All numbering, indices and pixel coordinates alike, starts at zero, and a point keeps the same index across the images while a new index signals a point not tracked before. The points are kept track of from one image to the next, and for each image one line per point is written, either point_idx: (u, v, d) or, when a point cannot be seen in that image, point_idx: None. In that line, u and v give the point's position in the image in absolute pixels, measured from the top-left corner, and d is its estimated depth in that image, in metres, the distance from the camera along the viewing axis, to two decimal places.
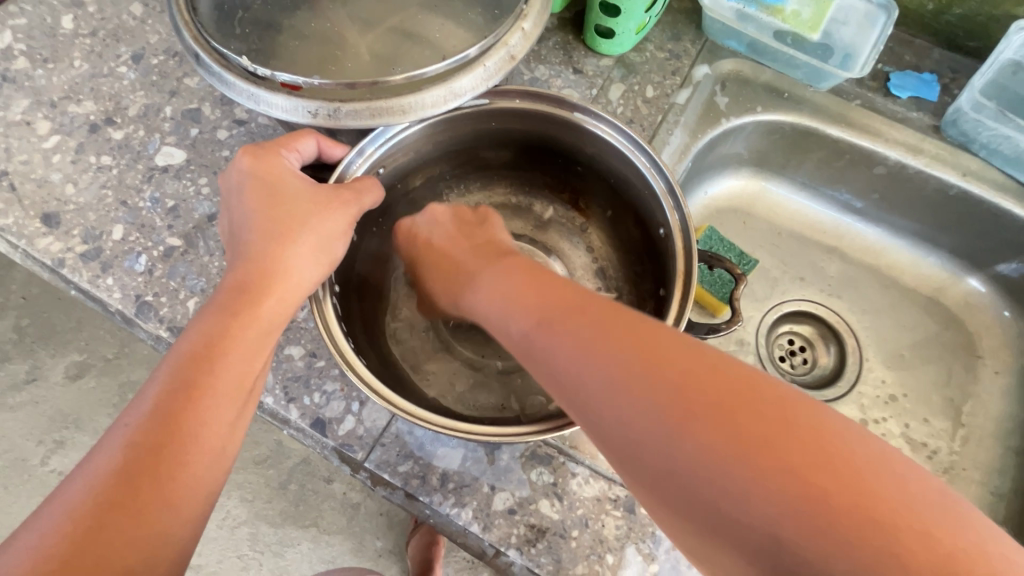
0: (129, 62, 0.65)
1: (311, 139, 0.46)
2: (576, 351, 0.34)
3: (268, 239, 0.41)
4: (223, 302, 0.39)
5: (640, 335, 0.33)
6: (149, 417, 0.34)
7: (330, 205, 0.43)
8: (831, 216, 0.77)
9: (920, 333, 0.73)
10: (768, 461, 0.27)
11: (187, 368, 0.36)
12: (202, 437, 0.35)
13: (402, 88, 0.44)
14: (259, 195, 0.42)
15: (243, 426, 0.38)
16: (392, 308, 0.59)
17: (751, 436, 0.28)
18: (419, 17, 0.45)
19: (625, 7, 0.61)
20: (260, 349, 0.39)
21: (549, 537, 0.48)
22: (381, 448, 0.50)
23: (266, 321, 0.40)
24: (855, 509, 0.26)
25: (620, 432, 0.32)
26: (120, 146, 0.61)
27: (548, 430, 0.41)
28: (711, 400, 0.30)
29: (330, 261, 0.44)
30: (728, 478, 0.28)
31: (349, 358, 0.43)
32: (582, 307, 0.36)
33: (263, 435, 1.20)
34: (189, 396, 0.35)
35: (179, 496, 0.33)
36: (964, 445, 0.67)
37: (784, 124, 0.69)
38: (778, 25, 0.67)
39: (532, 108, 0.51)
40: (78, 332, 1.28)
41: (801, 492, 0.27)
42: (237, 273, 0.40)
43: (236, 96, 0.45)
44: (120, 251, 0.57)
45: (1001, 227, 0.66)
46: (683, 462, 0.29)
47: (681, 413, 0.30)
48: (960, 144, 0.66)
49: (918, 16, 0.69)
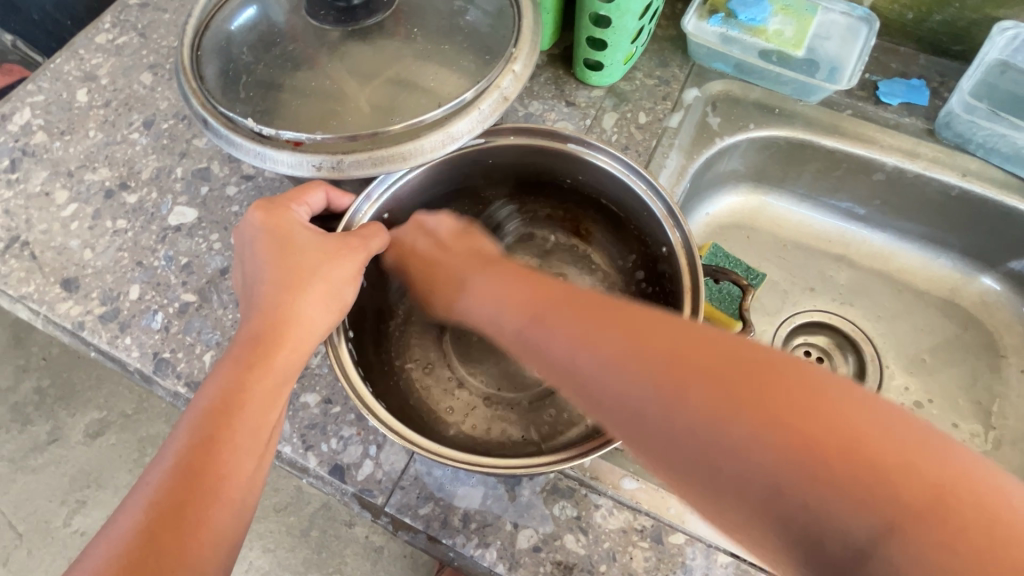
0: (141, 128, 0.68)
1: (319, 192, 0.48)
2: (549, 330, 0.39)
3: (280, 290, 0.41)
4: (238, 356, 0.39)
5: (626, 322, 0.36)
6: (171, 474, 0.35)
7: (337, 253, 0.44)
8: (836, 225, 0.77)
9: (938, 337, 0.73)
10: (711, 400, 0.30)
11: (206, 424, 0.37)
12: (221, 492, 0.35)
13: (402, 136, 0.45)
14: (270, 247, 0.43)
15: (263, 478, 0.38)
16: (406, 349, 0.59)
17: (741, 399, 0.30)
18: (413, 68, 0.48)
19: (611, 40, 0.63)
20: (276, 401, 0.39)
21: (577, 574, 0.47)
22: (401, 491, 0.50)
23: (281, 373, 0.40)
24: (851, 453, 0.27)
25: (615, 404, 0.34)
26: (134, 209, 0.64)
27: (567, 459, 0.41)
28: (698, 368, 0.32)
29: (342, 308, 0.44)
30: (691, 418, 0.31)
31: (366, 402, 0.43)
32: (570, 302, 0.39)
33: (284, 483, 1.20)
34: (210, 450, 0.36)
35: (199, 553, 0.33)
36: (997, 448, 0.66)
37: (779, 139, 0.70)
38: (762, 45, 0.68)
39: (527, 143, 0.53)
40: (98, 389, 1.30)
41: (752, 425, 0.29)
42: (252, 324, 0.41)
43: (243, 156, 0.46)
44: (137, 310, 0.58)
45: (1008, 224, 0.66)
46: (677, 425, 0.31)
47: (671, 378, 0.32)
48: (956, 146, 0.66)
49: (899, 25, 0.70)
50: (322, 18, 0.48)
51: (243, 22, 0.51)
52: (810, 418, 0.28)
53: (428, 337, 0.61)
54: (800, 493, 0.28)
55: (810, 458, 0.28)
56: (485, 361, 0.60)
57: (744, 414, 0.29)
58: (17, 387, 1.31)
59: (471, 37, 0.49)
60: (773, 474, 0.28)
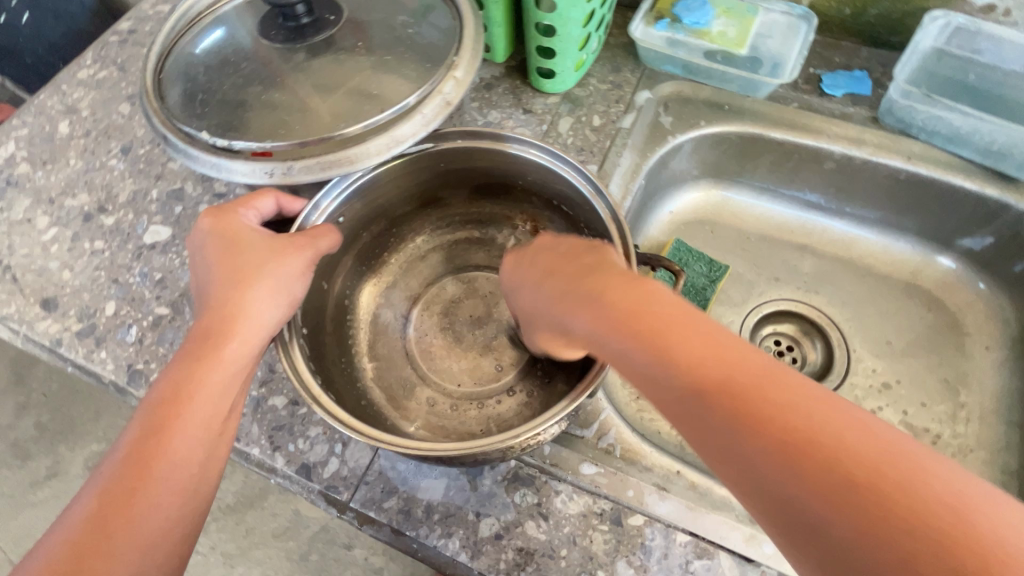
0: (119, 155, 0.72)
1: (269, 198, 0.50)
2: (659, 363, 0.33)
3: (228, 287, 0.44)
4: (188, 350, 0.42)
5: (692, 327, 0.34)
6: (123, 462, 0.38)
7: (284, 250, 0.46)
8: (796, 215, 0.79)
9: (903, 319, 0.73)
10: (837, 489, 0.27)
11: (157, 415, 0.39)
12: (169, 479, 0.38)
13: (348, 142, 0.48)
14: (220, 248, 0.46)
15: (214, 464, 0.41)
16: (368, 350, 0.62)
17: (800, 434, 0.28)
18: (360, 81, 0.51)
19: (559, 48, 0.67)
20: (225, 391, 0.41)
21: (538, 559, 0.47)
22: (365, 486, 0.51)
23: (230, 364, 0.42)
24: (908, 513, 0.25)
25: (667, 396, 0.33)
26: (111, 230, 0.66)
27: (502, 440, 0.41)
28: (759, 391, 0.30)
29: (290, 302, 0.46)
30: (744, 431, 0.29)
31: (315, 392, 0.45)
32: (632, 293, 0.37)
33: (282, 507, 1.22)
34: (160, 438, 0.38)
35: (146, 534, 0.36)
36: (967, 425, 0.66)
37: (730, 135, 0.72)
38: (706, 46, 0.72)
39: (471, 146, 0.55)
40: (96, 422, 1.32)
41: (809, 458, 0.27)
42: (203, 320, 0.44)
43: (200, 167, 0.48)
44: (112, 324, 0.61)
45: (956, 203, 0.68)
46: (729, 433, 0.30)
47: (728, 392, 0.30)
48: (899, 131, 0.69)
49: (838, 21, 0.73)
50: (273, 37, 0.52)
51: (208, 44, 0.55)
52: (870, 468, 0.27)
53: (392, 338, 0.64)
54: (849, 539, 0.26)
55: (864, 507, 0.26)
56: (447, 359, 0.62)
57: (801, 447, 0.28)
58: (18, 423, 1.33)
59: (416, 51, 0.52)
60: (834, 525, 0.26)
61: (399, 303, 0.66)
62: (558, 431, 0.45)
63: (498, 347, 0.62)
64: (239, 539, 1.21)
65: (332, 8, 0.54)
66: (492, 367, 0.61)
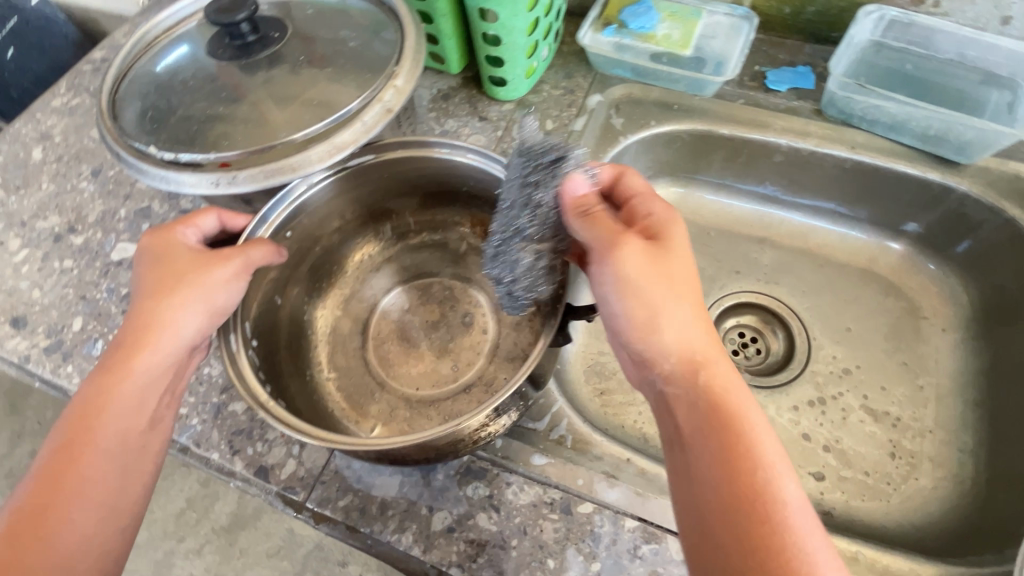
0: (90, 177, 0.74)
1: (210, 216, 0.53)
2: (714, 430, 0.40)
3: (147, 297, 0.47)
4: (108, 358, 0.46)
5: (737, 396, 0.41)
6: (49, 460, 0.42)
7: (206, 260, 0.48)
8: (753, 209, 0.81)
9: (862, 305, 0.74)
10: (748, 532, 0.36)
11: (69, 425, 0.44)
12: (91, 473, 0.43)
13: (289, 151, 0.50)
14: (147, 262, 0.49)
15: (138, 457, 0.45)
16: (328, 360, 0.64)
17: (750, 490, 0.38)
18: (304, 96, 0.53)
19: (506, 56, 0.69)
20: (144, 393, 0.46)
21: (489, 550, 0.48)
22: (321, 485, 0.52)
23: (142, 372, 0.45)
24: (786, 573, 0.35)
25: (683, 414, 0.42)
26: (80, 249, 0.68)
27: (424, 434, 0.41)
28: (746, 454, 0.39)
29: (212, 311, 0.48)
30: (712, 462, 0.39)
31: (255, 392, 0.46)
32: (707, 349, 0.43)
33: (276, 526, 1.22)
34: (67, 447, 0.43)
35: (72, 521, 0.41)
36: (927, 406, 0.67)
37: (679, 132, 0.74)
38: (652, 49, 0.74)
39: (410, 155, 0.57)
40: None
41: (746, 505, 0.37)
42: (123, 329, 0.47)
43: (149, 180, 0.51)
44: (79, 339, 0.62)
45: (903, 188, 0.70)
46: (704, 456, 0.40)
47: (725, 437, 0.39)
48: (842, 122, 0.71)
49: (780, 20, 0.75)
50: (219, 55, 0.55)
51: (171, 60, 0.58)
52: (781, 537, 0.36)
53: (350, 347, 0.65)
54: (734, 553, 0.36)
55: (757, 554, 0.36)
56: (405, 365, 0.64)
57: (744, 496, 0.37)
58: (12, 452, 1.34)
59: (359, 66, 0.55)
60: (728, 543, 0.37)
61: (359, 313, 0.68)
62: (512, 422, 0.49)
63: (455, 349, 0.64)
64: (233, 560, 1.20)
65: (279, 26, 0.57)
66: (451, 370, 0.63)
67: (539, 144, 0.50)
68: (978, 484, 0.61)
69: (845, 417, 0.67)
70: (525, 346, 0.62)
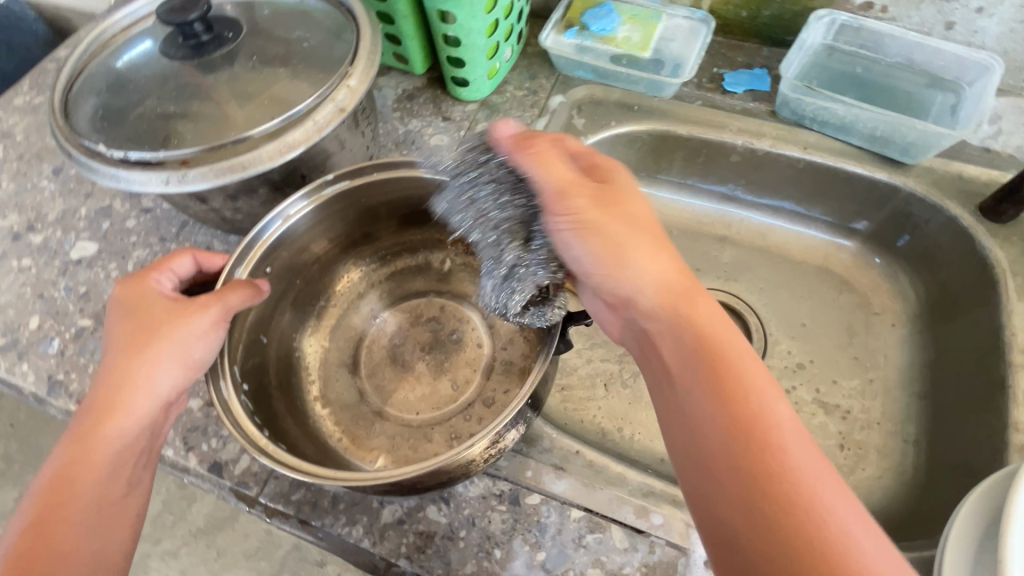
0: (51, 176, 0.74)
1: (185, 258, 0.51)
2: (689, 363, 0.40)
3: (121, 355, 0.45)
4: (80, 421, 0.43)
5: (713, 327, 0.41)
6: (21, 536, 0.40)
7: (184, 310, 0.46)
8: (716, 209, 0.82)
9: (818, 302, 0.76)
10: (743, 457, 0.36)
11: (39, 503, 0.41)
12: (67, 550, 0.40)
13: (240, 150, 0.50)
14: (120, 315, 0.47)
15: (117, 528, 0.42)
16: (319, 396, 0.62)
17: (741, 416, 0.37)
18: (257, 97, 0.54)
19: (467, 57, 0.70)
20: (119, 458, 0.43)
21: (437, 542, 0.49)
22: (274, 480, 0.53)
23: (116, 436, 0.43)
24: (781, 498, 0.34)
25: (668, 346, 0.41)
26: (39, 248, 0.68)
27: (413, 468, 0.40)
28: (732, 379, 0.38)
29: (189, 366, 0.46)
30: (693, 391, 0.39)
31: (235, 415, 0.46)
32: (676, 284, 0.43)
33: (254, 526, 1.22)
34: (38, 527, 0.40)
35: None
36: (875, 399, 0.69)
37: (640, 133, 0.76)
38: (612, 51, 0.75)
39: (390, 176, 0.56)
40: None
41: (741, 432, 0.37)
42: (95, 389, 0.44)
43: (99, 178, 0.51)
44: (36, 337, 0.62)
45: (855, 188, 0.72)
46: (693, 395, 0.39)
47: (712, 366, 0.39)
48: (795, 123, 0.73)
49: (738, 23, 0.77)
50: (172, 55, 0.55)
51: (134, 55, 0.58)
52: (775, 461, 0.36)
53: (343, 377, 0.64)
54: (730, 482, 0.36)
55: (754, 476, 0.35)
56: (403, 389, 0.62)
57: (738, 423, 0.37)
58: None
59: (313, 66, 0.56)
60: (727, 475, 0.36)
61: (347, 340, 0.66)
62: (519, 436, 0.47)
63: (452, 367, 0.63)
64: (209, 562, 1.20)
65: (234, 26, 0.57)
66: (449, 389, 0.62)
67: (468, 156, 0.49)
68: (920, 474, 0.63)
69: (798, 410, 0.69)
70: (519, 359, 0.61)
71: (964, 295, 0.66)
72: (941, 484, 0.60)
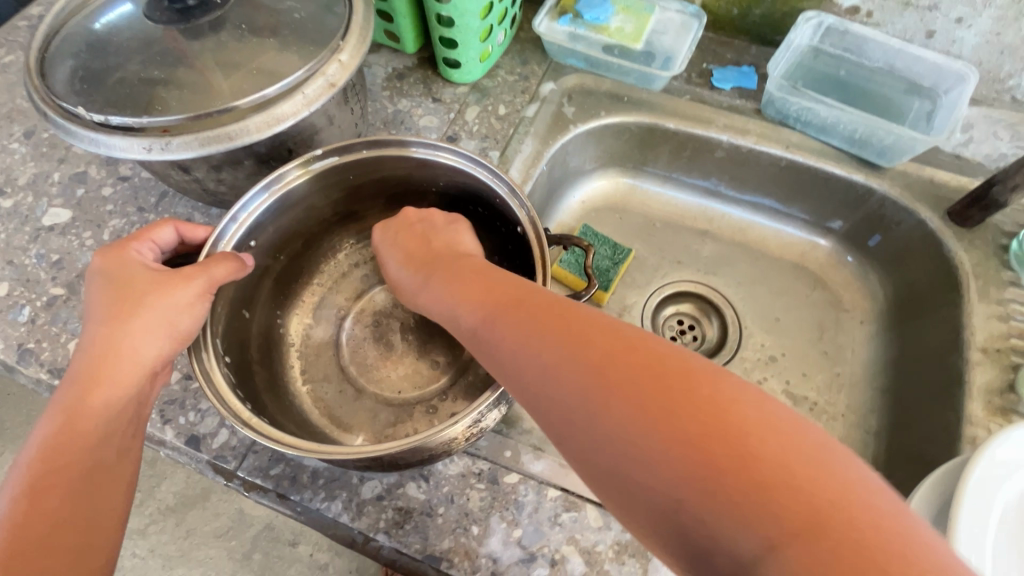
0: (21, 138, 0.71)
1: (168, 228, 0.50)
2: (572, 389, 0.34)
3: (106, 325, 0.44)
4: (67, 392, 0.43)
5: (575, 328, 0.36)
6: (12, 510, 0.38)
7: (169, 279, 0.46)
8: (699, 203, 0.84)
9: (792, 298, 0.79)
10: (697, 468, 0.28)
11: (28, 473, 0.40)
12: (63, 519, 0.39)
13: (225, 121, 0.49)
14: (101, 286, 0.46)
15: (112, 494, 0.41)
16: (301, 372, 0.62)
17: (665, 417, 0.30)
18: (244, 67, 0.53)
19: (460, 39, 0.70)
20: (108, 425, 0.43)
21: (416, 517, 0.50)
22: (253, 454, 0.53)
23: (103, 405, 0.43)
24: (760, 488, 0.27)
25: (543, 392, 0.35)
26: (9, 212, 0.66)
27: (392, 444, 0.41)
28: (630, 379, 0.32)
29: (176, 336, 0.46)
30: (602, 424, 0.32)
31: (218, 386, 0.46)
32: (523, 300, 0.40)
33: (225, 505, 1.21)
34: (31, 495, 0.39)
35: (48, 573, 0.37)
36: (841, 391, 0.72)
37: (628, 125, 0.77)
38: (604, 40, 0.76)
39: (378, 154, 0.55)
40: (27, 426, 1.26)
41: (675, 437, 0.29)
42: (79, 361, 0.44)
43: (78, 143, 0.49)
44: (5, 305, 0.60)
45: (832, 188, 0.74)
46: (605, 433, 0.32)
47: (603, 377, 0.33)
48: (779, 122, 0.74)
49: (728, 20, 0.78)
50: (156, 19, 0.53)
51: (111, 18, 0.56)
52: (731, 450, 0.28)
53: (325, 356, 0.64)
54: (703, 511, 0.28)
55: (724, 494, 0.27)
56: (385, 368, 0.62)
57: (664, 431, 0.30)
58: None
59: (303, 38, 0.54)
60: (696, 508, 0.28)
61: (330, 317, 0.66)
62: (501, 416, 0.47)
63: (434, 347, 0.63)
64: (180, 539, 1.19)
65: None
66: (431, 368, 0.62)
67: None
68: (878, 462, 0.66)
69: None
70: None
71: (928, 294, 0.69)
72: (897, 473, 0.64)
